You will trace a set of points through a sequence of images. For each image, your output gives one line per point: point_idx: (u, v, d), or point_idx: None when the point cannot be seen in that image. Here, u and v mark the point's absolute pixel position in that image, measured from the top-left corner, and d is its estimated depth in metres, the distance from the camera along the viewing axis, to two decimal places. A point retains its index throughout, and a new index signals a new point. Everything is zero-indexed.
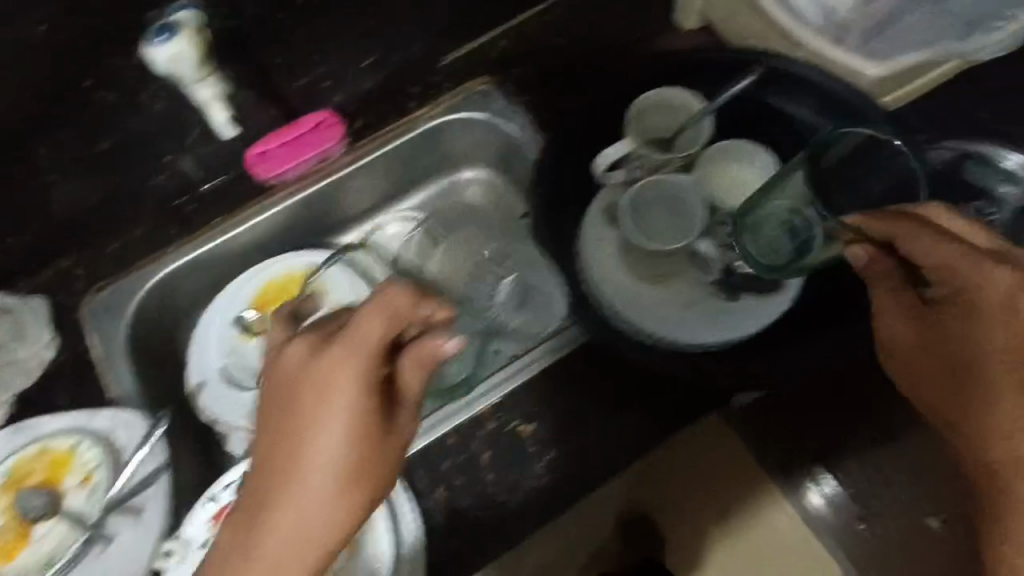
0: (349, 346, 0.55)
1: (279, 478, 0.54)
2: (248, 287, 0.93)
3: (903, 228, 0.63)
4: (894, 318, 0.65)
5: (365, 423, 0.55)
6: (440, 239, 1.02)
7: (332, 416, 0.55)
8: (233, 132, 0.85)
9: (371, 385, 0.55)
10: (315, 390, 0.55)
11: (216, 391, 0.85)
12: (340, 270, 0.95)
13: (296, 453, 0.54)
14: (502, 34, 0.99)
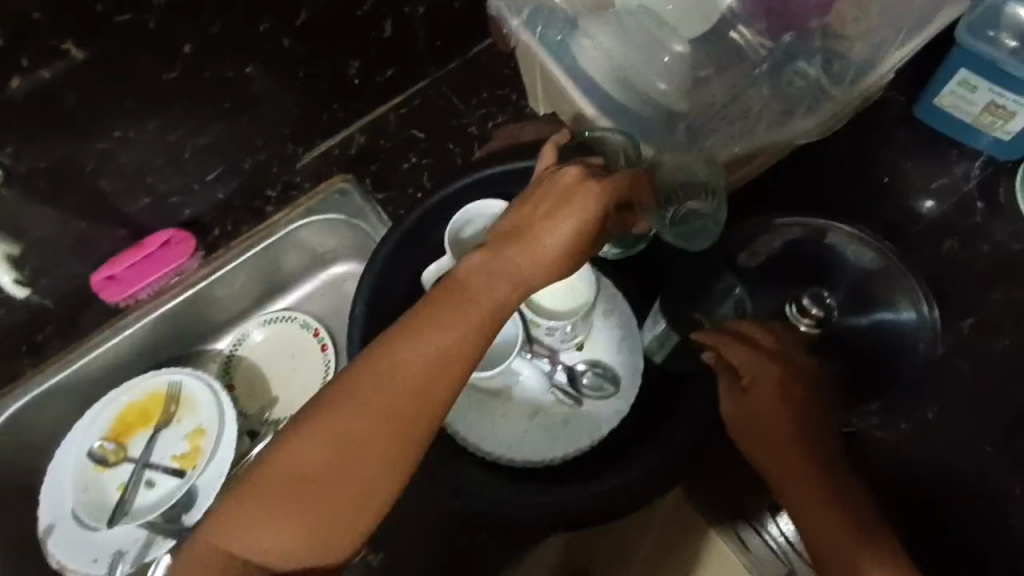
0: (564, 198, 0.61)
1: (465, 304, 0.60)
2: (108, 410, 0.88)
3: (721, 337, 0.69)
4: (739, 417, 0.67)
5: (580, 238, 0.61)
6: (313, 344, 1.00)
7: (571, 222, 0.60)
8: (27, 289, 0.85)
9: (576, 230, 0.60)
10: (522, 219, 0.61)
11: (67, 533, 0.82)
12: (201, 388, 0.89)
13: (488, 278, 0.60)
14: (359, 129, 1.00)
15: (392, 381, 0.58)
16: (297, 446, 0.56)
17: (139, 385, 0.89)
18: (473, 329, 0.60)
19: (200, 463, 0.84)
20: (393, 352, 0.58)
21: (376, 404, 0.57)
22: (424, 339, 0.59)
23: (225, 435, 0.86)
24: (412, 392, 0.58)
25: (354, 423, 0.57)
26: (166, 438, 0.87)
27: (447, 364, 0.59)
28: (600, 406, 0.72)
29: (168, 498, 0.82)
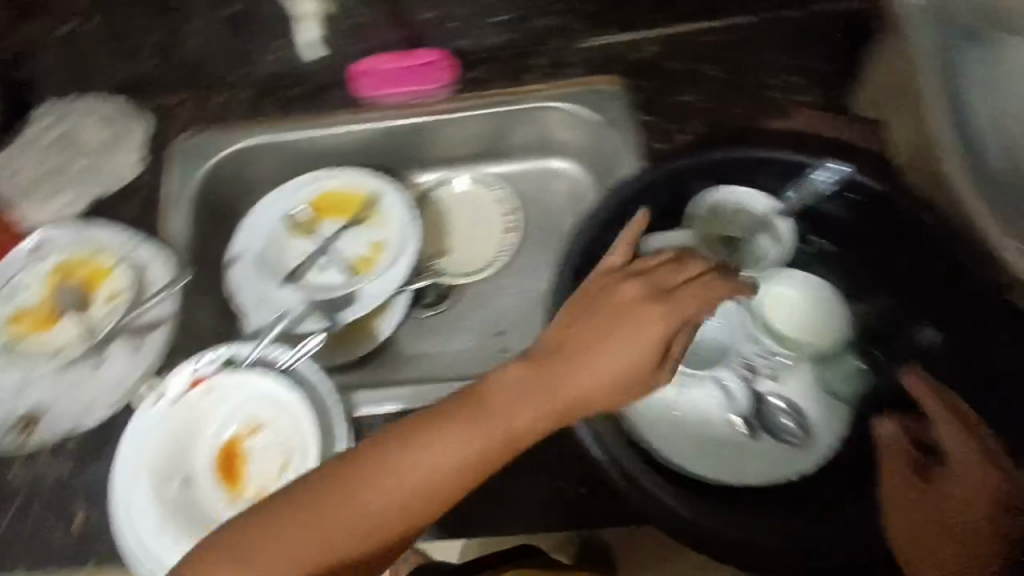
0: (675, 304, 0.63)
1: (563, 382, 0.60)
2: (316, 188, 0.95)
3: (942, 395, 0.62)
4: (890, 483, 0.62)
5: (678, 347, 0.63)
6: (501, 218, 1.00)
7: (653, 333, 0.61)
8: (319, 50, 0.94)
9: (701, 330, 0.63)
10: (589, 325, 0.62)
11: (244, 272, 0.90)
12: (399, 205, 0.93)
13: (600, 359, 0.61)
14: (653, 38, 0.91)
15: (455, 426, 0.59)
16: (399, 467, 0.57)
17: (349, 178, 0.95)
18: (554, 408, 0.60)
19: (375, 272, 0.89)
20: (494, 402, 0.60)
21: (482, 437, 0.59)
22: (496, 407, 0.60)
23: (404, 257, 0.90)
24: (471, 442, 0.58)
25: (411, 462, 0.58)
26: (352, 233, 0.93)
27: (511, 431, 0.59)
28: (776, 450, 0.68)
29: (338, 288, 0.88)
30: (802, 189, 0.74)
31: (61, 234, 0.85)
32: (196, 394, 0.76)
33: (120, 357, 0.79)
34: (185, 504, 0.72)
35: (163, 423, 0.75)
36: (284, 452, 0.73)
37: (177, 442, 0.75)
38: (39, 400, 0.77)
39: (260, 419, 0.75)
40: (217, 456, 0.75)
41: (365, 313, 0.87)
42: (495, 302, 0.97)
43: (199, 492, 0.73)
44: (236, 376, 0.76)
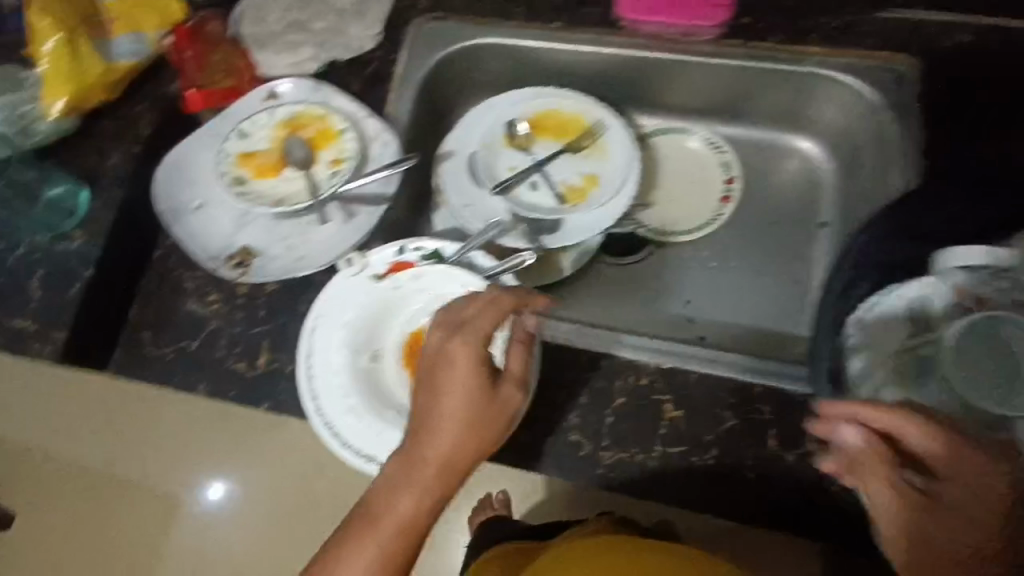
0: (515, 383, 0.62)
1: (422, 452, 0.58)
2: (540, 104, 0.90)
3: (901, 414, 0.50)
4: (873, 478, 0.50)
5: (473, 414, 0.59)
6: (721, 182, 0.92)
7: (450, 395, 0.59)
8: None
9: (489, 398, 0.60)
10: (445, 415, 0.59)
11: (455, 171, 0.87)
12: (624, 141, 0.87)
13: (451, 434, 0.59)
14: (959, 28, 0.82)
15: (389, 487, 0.58)
16: (384, 525, 0.56)
17: (576, 101, 0.89)
18: (437, 464, 0.58)
19: (583, 205, 0.84)
20: (427, 443, 0.59)
21: (427, 481, 0.58)
22: (415, 469, 0.58)
23: (617, 197, 0.84)
24: (409, 481, 0.58)
25: (394, 500, 0.57)
26: (567, 158, 0.87)
27: (440, 473, 0.58)
28: None
29: (543, 211, 0.84)
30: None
31: (302, 85, 0.85)
32: (399, 277, 0.75)
33: (337, 222, 0.78)
34: (371, 377, 0.73)
35: (363, 293, 0.75)
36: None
37: (372, 316, 0.75)
38: (255, 241, 0.78)
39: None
40: (405, 339, 0.75)
41: (569, 243, 0.83)
42: (689, 271, 0.91)
43: (384, 369, 0.74)
44: (443, 271, 0.75)
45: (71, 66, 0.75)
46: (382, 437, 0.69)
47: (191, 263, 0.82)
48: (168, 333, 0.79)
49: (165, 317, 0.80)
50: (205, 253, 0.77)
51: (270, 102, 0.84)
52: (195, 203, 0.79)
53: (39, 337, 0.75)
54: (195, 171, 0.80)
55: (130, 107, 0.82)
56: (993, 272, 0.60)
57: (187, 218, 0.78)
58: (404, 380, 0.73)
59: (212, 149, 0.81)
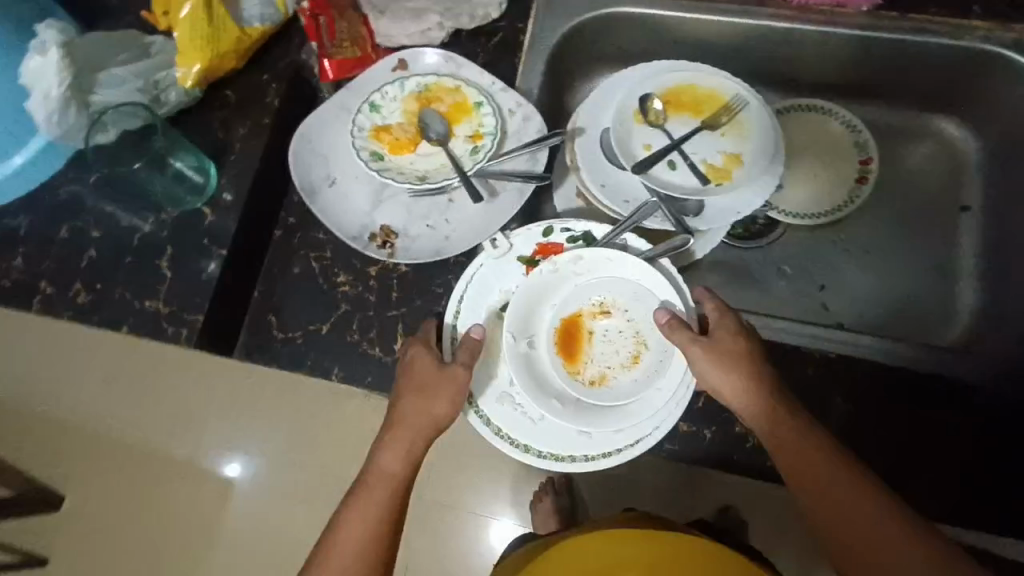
0: (423, 391, 0.63)
1: (398, 422, 0.63)
2: (675, 77, 0.86)
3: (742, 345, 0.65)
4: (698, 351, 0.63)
5: (425, 389, 0.63)
6: (858, 162, 0.89)
7: (414, 378, 0.64)
8: None
9: (436, 376, 0.64)
10: (404, 390, 0.64)
11: (589, 147, 0.84)
12: (765, 119, 0.83)
13: (400, 417, 0.63)
14: None
15: (376, 463, 0.62)
16: (374, 494, 0.60)
17: (714, 75, 0.86)
18: (396, 432, 0.62)
19: (729, 186, 0.81)
20: (400, 413, 0.63)
21: (406, 445, 0.62)
22: (389, 444, 0.62)
23: (762, 176, 0.81)
24: (396, 452, 0.62)
25: (384, 473, 0.61)
26: (705, 136, 0.84)
27: (418, 442, 0.62)
28: None
29: (686, 191, 0.81)
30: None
31: (436, 56, 0.81)
32: (557, 256, 0.71)
33: (481, 200, 0.74)
34: (529, 362, 0.69)
35: (513, 277, 0.73)
36: (635, 343, 0.71)
37: (527, 299, 0.71)
38: (395, 219, 0.74)
39: (614, 304, 0.72)
40: (558, 325, 0.72)
41: (713, 227, 0.79)
42: (822, 257, 0.87)
43: (539, 356, 0.71)
44: (601, 252, 0.71)
45: (207, 31, 0.72)
46: (543, 426, 0.69)
47: (315, 243, 0.78)
48: (291, 314, 0.75)
49: (288, 297, 0.76)
50: (342, 231, 0.73)
51: (404, 74, 0.80)
52: (331, 177, 0.76)
53: (171, 319, 0.72)
54: (329, 143, 0.77)
55: (258, 76, 0.79)
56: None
57: (323, 193, 0.75)
58: (560, 368, 0.71)
59: (345, 122, 0.78)
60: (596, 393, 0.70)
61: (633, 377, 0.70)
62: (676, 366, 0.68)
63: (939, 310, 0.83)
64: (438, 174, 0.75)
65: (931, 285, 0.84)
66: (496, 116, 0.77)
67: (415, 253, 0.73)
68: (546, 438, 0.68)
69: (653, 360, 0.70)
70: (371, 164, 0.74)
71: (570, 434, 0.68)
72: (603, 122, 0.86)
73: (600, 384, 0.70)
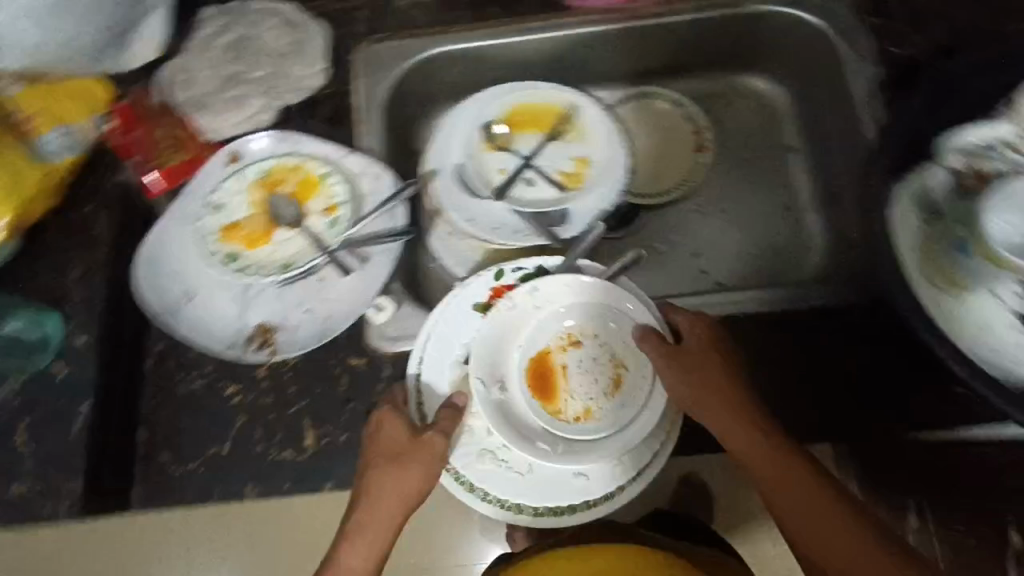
0: (398, 462, 0.64)
1: (370, 497, 0.63)
2: (511, 100, 0.90)
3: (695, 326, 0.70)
4: (666, 363, 0.67)
5: (400, 464, 0.64)
6: (692, 133, 0.95)
7: (389, 454, 0.64)
8: None
9: (412, 451, 0.64)
10: (376, 465, 0.64)
11: (446, 186, 0.85)
12: (601, 118, 0.88)
13: (373, 492, 0.63)
14: None
15: (349, 543, 0.62)
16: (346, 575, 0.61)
17: (544, 89, 0.90)
18: (370, 507, 0.63)
19: (584, 189, 0.84)
20: (376, 486, 0.63)
21: (382, 522, 0.62)
22: (363, 521, 0.62)
23: (613, 172, 0.85)
24: (372, 528, 0.62)
25: (355, 554, 0.62)
26: (553, 147, 0.87)
27: (394, 518, 0.63)
28: None
29: (547, 204, 0.83)
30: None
31: (269, 137, 0.78)
32: (514, 291, 0.73)
33: (352, 271, 0.73)
34: (501, 409, 0.69)
35: (468, 325, 0.73)
36: (614, 366, 0.72)
37: (489, 347, 0.72)
38: (269, 314, 0.72)
39: (581, 332, 0.73)
40: (528, 363, 0.73)
41: (582, 230, 0.82)
42: (689, 226, 0.93)
43: (515, 403, 0.71)
44: (557, 280, 0.73)
45: (9, 179, 0.67)
46: (532, 476, 0.69)
47: (195, 362, 0.73)
48: (187, 444, 0.70)
49: (179, 426, 0.71)
50: (215, 344, 0.70)
51: (241, 165, 0.77)
52: (190, 291, 0.72)
53: (48, 494, 0.65)
54: (179, 258, 0.73)
55: (81, 208, 0.74)
56: (987, 146, 0.68)
57: (184, 312, 0.71)
58: (537, 408, 0.71)
59: (187, 230, 0.74)
60: (582, 427, 0.70)
61: (616, 405, 0.71)
62: (658, 393, 0.69)
63: (798, 244, 0.91)
64: (302, 256, 0.73)
65: (785, 224, 0.92)
66: (345, 183, 0.76)
67: (299, 343, 0.71)
68: (540, 491, 0.68)
69: (634, 384, 0.71)
70: (229, 267, 0.72)
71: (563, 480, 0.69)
72: (454, 158, 0.87)
73: (584, 418, 0.71)
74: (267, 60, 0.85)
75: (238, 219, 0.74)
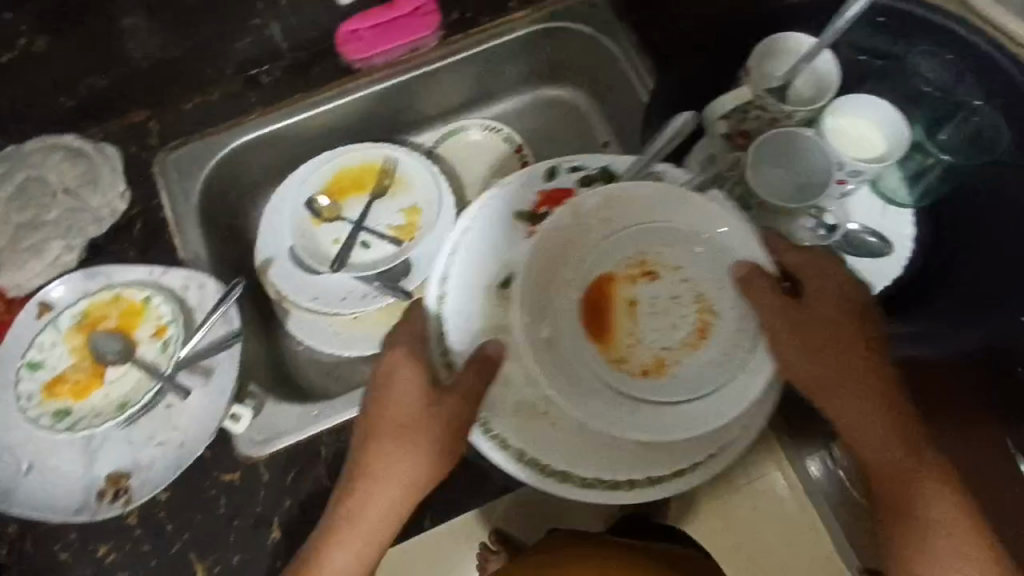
0: (403, 431, 0.63)
1: (378, 460, 0.63)
2: (328, 168, 0.90)
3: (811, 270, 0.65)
4: (777, 325, 0.62)
5: (404, 436, 0.63)
6: (512, 153, 1.01)
7: (397, 412, 0.63)
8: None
9: (417, 413, 0.63)
10: (386, 423, 0.64)
11: (283, 271, 0.83)
12: (419, 165, 0.90)
13: (377, 465, 0.63)
14: None
15: (359, 512, 0.63)
16: (338, 549, 0.62)
17: (358, 151, 0.91)
18: (371, 470, 0.63)
19: (419, 235, 0.85)
20: (380, 451, 0.63)
21: (394, 483, 0.63)
22: (370, 487, 0.63)
23: (444, 211, 0.87)
24: (381, 492, 0.63)
25: (361, 522, 0.63)
26: (381, 205, 0.89)
27: (399, 484, 0.63)
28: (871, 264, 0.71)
29: (388, 260, 0.84)
30: (845, 16, 0.63)
31: (76, 277, 0.75)
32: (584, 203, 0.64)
33: (195, 390, 0.71)
34: (554, 351, 0.63)
35: (511, 237, 0.67)
36: (700, 309, 0.66)
37: (539, 276, 0.64)
38: (117, 461, 0.68)
39: (660, 265, 0.66)
40: (582, 296, 0.66)
41: (426, 278, 0.83)
42: None
43: (574, 348, 0.64)
44: (639, 204, 0.65)
45: None
46: (584, 439, 0.66)
47: (53, 534, 0.68)
48: None
49: None
50: (66, 510, 0.66)
51: (51, 314, 0.73)
52: (24, 464, 0.67)
53: None
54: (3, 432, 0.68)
55: None
56: (743, 108, 0.70)
57: (21, 487, 0.67)
58: (595, 351, 0.64)
59: (3, 398, 0.69)
60: (655, 383, 0.64)
61: (701, 362, 0.65)
62: (760, 360, 0.63)
63: None
64: (139, 391, 0.70)
65: None
66: (168, 302, 0.74)
67: (156, 481, 0.68)
68: (605, 465, 0.65)
69: (726, 342, 0.65)
70: (61, 426, 0.68)
71: (626, 448, 0.66)
72: (283, 241, 0.85)
73: (656, 370, 0.65)
74: (60, 197, 0.81)
75: (61, 372, 0.70)
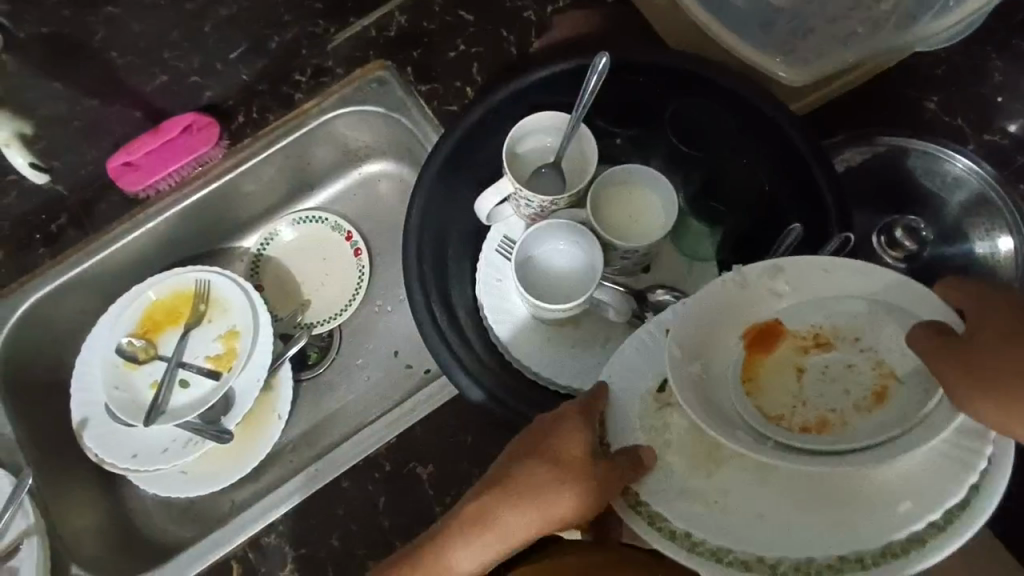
0: (552, 469, 0.53)
1: (497, 500, 0.54)
2: (133, 305, 0.84)
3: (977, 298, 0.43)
4: (945, 370, 0.42)
5: (541, 486, 0.53)
6: (341, 240, 0.95)
7: (542, 458, 0.54)
8: (47, 177, 0.80)
9: (557, 475, 0.53)
10: (528, 467, 0.54)
11: (100, 430, 0.80)
12: (228, 284, 0.85)
13: (481, 512, 0.54)
14: (398, 7, 0.85)
15: (430, 558, 0.54)
16: None
17: (161, 282, 0.84)
18: (472, 515, 0.54)
19: (236, 366, 0.82)
20: (511, 487, 0.54)
21: (488, 540, 0.53)
22: (459, 534, 0.54)
23: (261, 336, 0.83)
24: (464, 545, 0.53)
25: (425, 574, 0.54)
26: (196, 334, 0.85)
27: (490, 543, 0.53)
28: None
29: (207, 400, 0.81)
30: (590, 85, 0.64)
31: None
32: (748, 267, 0.51)
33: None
34: (703, 388, 0.49)
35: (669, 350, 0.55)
36: (877, 374, 0.49)
37: (705, 342, 0.51)
38: None
39: (836, 334, 0.50)
40: (746, 347, 0.52)
41: (246, 412, 0.80)
42: (381, 326, 0.93)
43: (720, 387, 0.50)
44: (810, 263, 0.50)
45: None
46: (774, 522, 0.48)
47: None
48: None
49: None
50: None
51: None
52: None
53: None
54: None
55: None
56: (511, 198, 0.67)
57: None
58: (740, 393, 0.51)
59: None
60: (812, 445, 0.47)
61: (877, 425, 0.46)
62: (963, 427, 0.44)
63: None
64: None
65: None
66: None
67: None
68: (740, 539, 0.47)
69: (908, 406, 0.46)
70: None
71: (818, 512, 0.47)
72: (96, 396, 0.81)
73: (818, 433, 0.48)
74: None
75: None
